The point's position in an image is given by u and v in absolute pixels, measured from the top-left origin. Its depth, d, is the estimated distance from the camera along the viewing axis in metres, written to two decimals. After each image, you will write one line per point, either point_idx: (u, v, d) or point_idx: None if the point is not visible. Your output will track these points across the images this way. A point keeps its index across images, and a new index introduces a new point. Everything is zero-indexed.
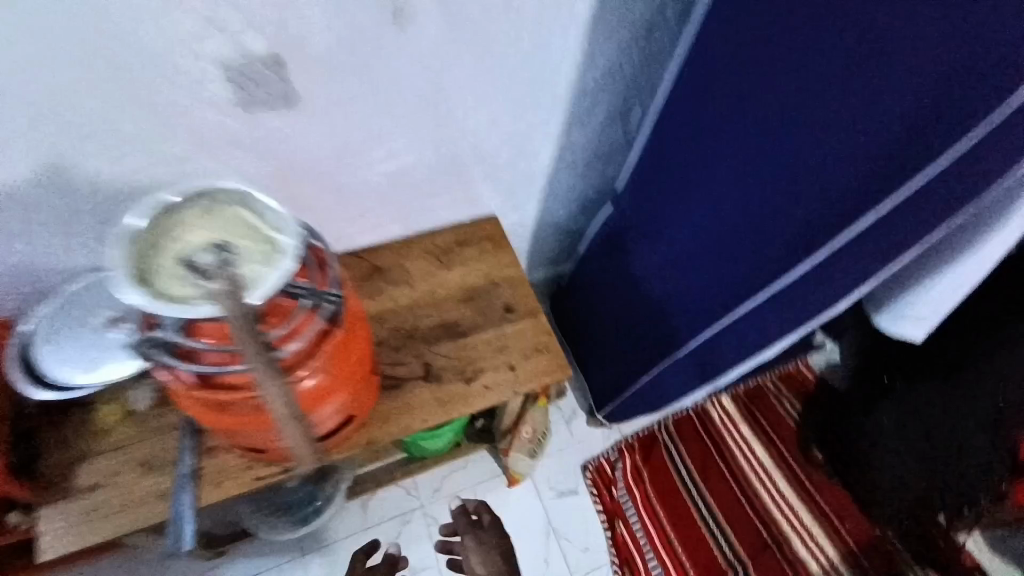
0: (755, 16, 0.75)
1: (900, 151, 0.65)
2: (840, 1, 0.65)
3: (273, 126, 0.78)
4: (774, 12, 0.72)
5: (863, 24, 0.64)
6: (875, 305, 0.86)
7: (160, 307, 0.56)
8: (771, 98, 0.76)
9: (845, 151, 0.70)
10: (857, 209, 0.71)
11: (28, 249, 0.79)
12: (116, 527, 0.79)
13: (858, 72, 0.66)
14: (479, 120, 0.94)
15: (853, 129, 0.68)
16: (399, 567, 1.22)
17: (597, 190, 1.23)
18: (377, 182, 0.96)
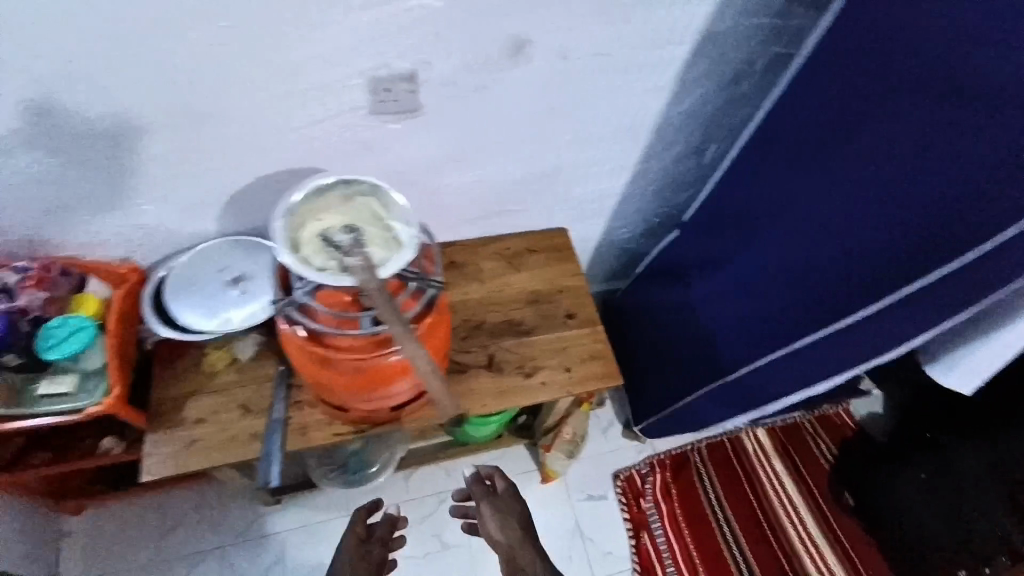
0: (835, 80, 0.83)
1: (969, 211, 0.70)
2: (924, 72, 0.72)
3: (394, 130, 0.90)
4: (854, 79, 0.80)
5: (945, 76, 0.70)
6: (927, 356, 0.89)
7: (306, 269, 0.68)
8: (847, 152, 0.83)
9: (914, 208, 0.76)
10: (921, 262, 0.76)
11: (175, 210, 0.92)
12: (212, 459, 0.90)
13: (937, 117, 0.72)
14: (569, 142, 1.04)
15: (926, 181, 0.74)
16: (398, 525, 1.14)
17: (661, 217, 1.32)
18: (468, 187, 1.06)
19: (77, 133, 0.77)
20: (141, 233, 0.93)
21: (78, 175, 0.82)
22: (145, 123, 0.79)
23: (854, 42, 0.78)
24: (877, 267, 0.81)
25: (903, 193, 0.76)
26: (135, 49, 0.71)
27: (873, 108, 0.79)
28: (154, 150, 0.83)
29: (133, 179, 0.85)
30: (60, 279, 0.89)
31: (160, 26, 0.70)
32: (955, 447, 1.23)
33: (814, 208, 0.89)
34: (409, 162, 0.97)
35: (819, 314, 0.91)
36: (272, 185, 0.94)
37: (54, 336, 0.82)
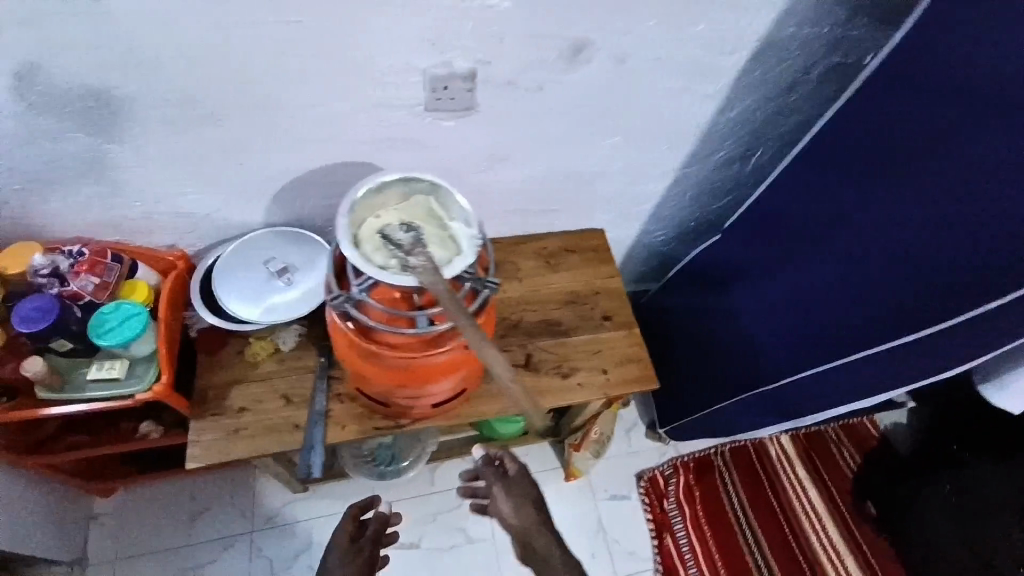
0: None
1: None
2: None
3: (447, 127, 0.90)
4: None
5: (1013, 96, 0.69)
6: (981, 375, 0.88)
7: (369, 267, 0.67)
8: None
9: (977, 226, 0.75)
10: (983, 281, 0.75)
11: (224, 200, 0.93)
12: (256, 448, 0.90)
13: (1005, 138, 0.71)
14: (616, 144, 1.04)
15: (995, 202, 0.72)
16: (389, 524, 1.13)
17: (697, 221, 1.32)
18: (512, 185, 1.07)
19: (140, 121, 0.78)
20: (191, 219, 0.94)
21: (137, 161, 0.82)
22: (205, 113, 0.79)
23: None
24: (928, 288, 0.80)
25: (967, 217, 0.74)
26: (204, 40, 0.71)
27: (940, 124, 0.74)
28: (211, 140, 0.83)
29: (188, 168, 0.86)
30: (113, 266, 0.86)
31: (231, 20, 0.70)
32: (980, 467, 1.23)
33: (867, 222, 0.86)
34: (457, 159, 0.97)
35: (872, 330, 0.88)
36: (321, 177, 0.94)
37: (107, 320, 0.82)
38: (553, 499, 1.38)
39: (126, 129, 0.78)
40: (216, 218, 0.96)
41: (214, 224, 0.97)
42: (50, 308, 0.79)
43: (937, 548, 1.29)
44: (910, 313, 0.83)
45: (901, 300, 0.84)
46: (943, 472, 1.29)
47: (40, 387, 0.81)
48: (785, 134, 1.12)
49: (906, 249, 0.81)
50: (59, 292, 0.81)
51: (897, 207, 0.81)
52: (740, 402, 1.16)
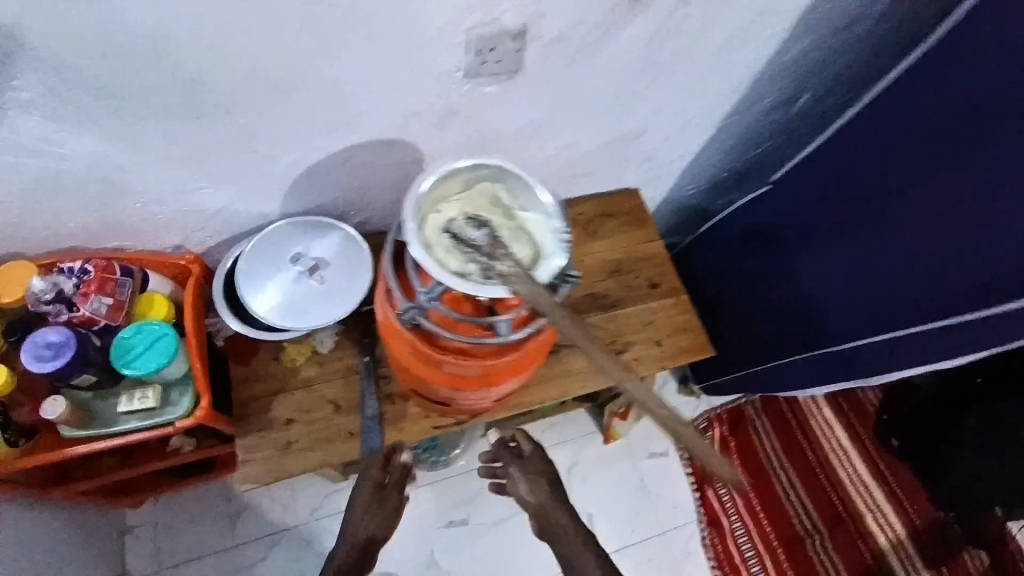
0: None
1: None
2: None
3: (488, 93, 0.79)
4: None
5: None
6: None
7: (455, 280, 0.58)
8: None
9: None
10: None
11: (238, 193, 0.81)
12: (313, 461, 0.85)
13: None
14: (662, 98, 0.95)
15: None
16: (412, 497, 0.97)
17: (731, 171, 1.24)
18: (551, 151, 0.97)
19: (141, 112, 0.64)
20: (201, 217, 0.82)
21: (138, 158, 0.70)
22: (217, 98, 0.66)
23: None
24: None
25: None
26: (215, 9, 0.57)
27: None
28: (223, 128, 0.70)
29: (194, 160, 0.73)
30: (124, 281, 0.75)
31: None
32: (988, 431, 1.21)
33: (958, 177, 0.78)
34: (494, 128, 0.86)
35: (935, 302, 0.83)
36: (346, 159, 0.82)
37: (130, 346, 0.73)
38: (593, 462, 1.38)
39: (122, 122, 0.65)
40: (227, 215, 0.84)
41: (226, 221, 0.85)
42: (65, 342, 0.69)
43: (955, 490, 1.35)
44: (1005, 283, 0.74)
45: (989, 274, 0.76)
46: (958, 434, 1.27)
47: (64, 426, 0.72)
48: (838, 75, 1.03)
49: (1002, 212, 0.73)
50: (69, 318, 0.72)
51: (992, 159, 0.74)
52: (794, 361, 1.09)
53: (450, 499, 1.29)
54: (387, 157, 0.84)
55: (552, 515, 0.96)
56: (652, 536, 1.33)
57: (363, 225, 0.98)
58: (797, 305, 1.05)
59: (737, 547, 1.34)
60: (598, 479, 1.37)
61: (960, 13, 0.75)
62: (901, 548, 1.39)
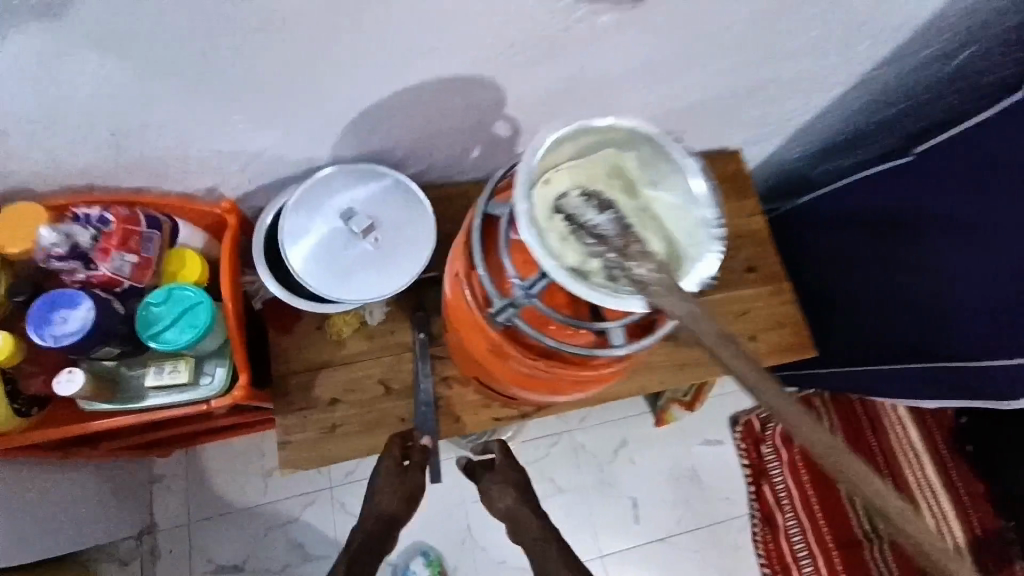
0: None
1: None
2: None
3: (598, 24, 0.61)
4: None
5: None
6: None
7: (578, 285, 0.44)
8: None
9: None
10: None
11: (280, 134, 0.66)
12: (360, 447, 0.76)
13: None
14: (806, 41, 0.75)
15: None
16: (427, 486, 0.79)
17: (847, 135, 1.03)
18: (656, 103, 0.79)
19: (171, 25, 0.48)
20: (237, 159, 0.68)
21: (166, 86, 0.55)
22: (270, 14, 0.50)
23: None
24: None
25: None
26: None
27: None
28: (273, 53, 0.54)
29: (228, 93, 0.58)
30: (150, 236, 0.63)
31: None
32: None
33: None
34: (596, 70, 0.68)
35: None
36: (413, 101, 0.66)
37: (158, 316, 0.62)
38: (642, 447, 1.29)
39: (147, 38, 0.49)
40: (267, 158, 0.70)
41: (264, 165, 0.71)
42: (84, 308, 0.58)
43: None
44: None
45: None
46: None
47: (83, 400, 0.63)
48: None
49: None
50: (87, 277, 0.61)
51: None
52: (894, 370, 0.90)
53: None
54: (463, 99, 0.68)
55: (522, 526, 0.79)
56: (699, 528, 1.26)
57: (421, 176, 0.83)
58: (923, 305, 0.85)
59: (790, 545, 1.27)
60: (647, 464, 1.28)
61: None
62: None
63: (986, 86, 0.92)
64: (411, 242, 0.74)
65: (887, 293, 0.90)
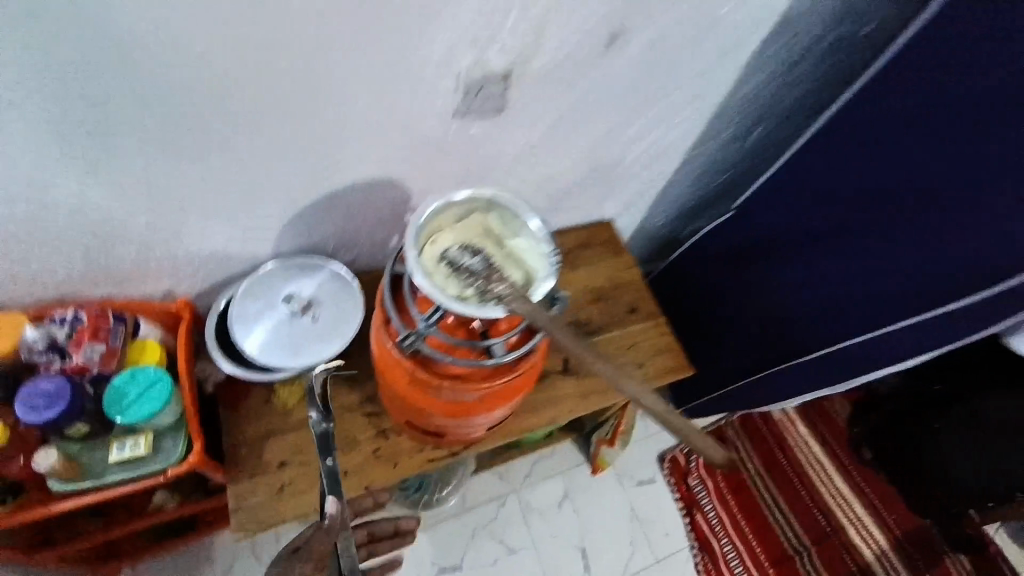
0: (910, 73, 0.82)
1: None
2: (993, 68, 0.74)
3: (474, 132, 0.84)
4: (931, 69, 0.80)
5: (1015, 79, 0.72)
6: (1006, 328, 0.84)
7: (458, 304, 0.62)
8: (915, 149, 0.85)
9: (993, 207, 0.77)
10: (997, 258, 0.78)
11: (231, 234, 0.83)
12: (307, 506, 0.83)
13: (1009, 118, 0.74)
14: (631, 137, 1.03)
15: (1000, 184, 0.76)
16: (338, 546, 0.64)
17: (693, 197, 1.31)
18: (533, 184, 1.02)
19: (144, 149, 0.66)
20: (192, 259, 0.84)
21: (141, 201, 0.72)
22: (222, 136, 0.69)
23: (932, 47, 0.79)
24: (987, 259, 0.79)
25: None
26: (223, 53, 0.60)
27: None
28: (223, 165, 0.72)
29: (188, 205, 0.75)
30: (117, 328, 0.75)
31: (262, 24, 0.59)
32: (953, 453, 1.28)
33: (919, 181, 0.84)
34: (480, 163, 0.91)
35: None
36: (341, 198, 0.86)
37: (123, 394, 0.73)
38: (585, 495, 1.39)
39: (128, 167, 0.67)
40: (221, 258, 0.87)
41: (219, 263, 0.87)
42: (58, 392, 0.69)
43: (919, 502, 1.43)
44: (967, 284, 0.82)
45: (966, 267, 0.81)
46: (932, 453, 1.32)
47: (53, 480, 0.71)
48: (785, 110, 1.13)
49: (973, 212, 0.79)
50: (61, 367, 0.72)
51: (945, 161, 0.81)
52: None
53: (443, 540, 1.28)
54: (378, 195, 0.89)
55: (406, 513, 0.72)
56: (647, 568, 1.33)
57: (351, 262, 1.01)
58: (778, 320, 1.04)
59: (730, 569, 1.37)
60: (590, 509, 1.37)
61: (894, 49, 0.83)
62: (885, 559, 1.42)
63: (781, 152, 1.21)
64: (343, 314, 0.90)
65: (756, 312, 1.14)
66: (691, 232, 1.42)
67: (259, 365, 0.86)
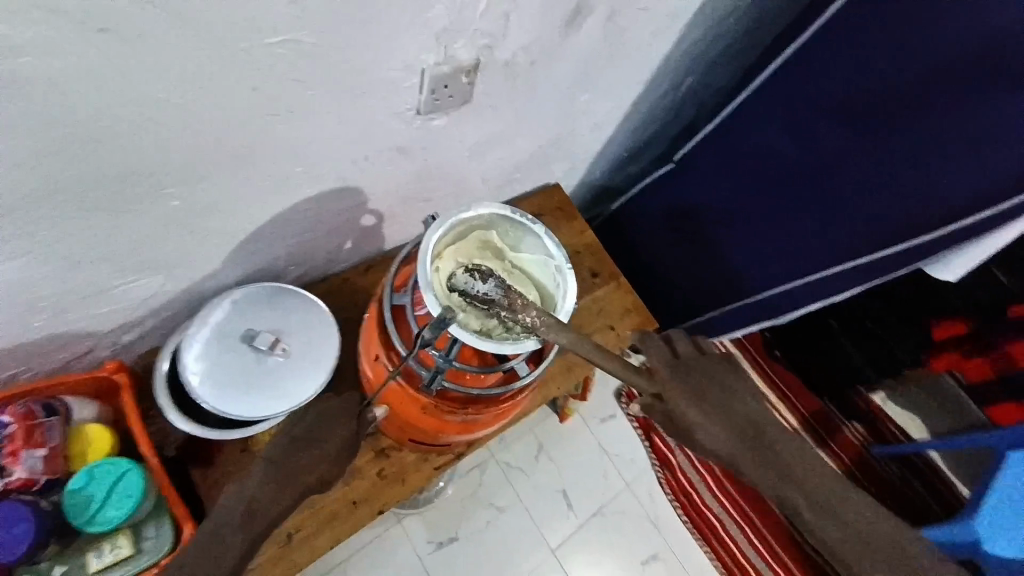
0: (848, 31, 0.83)
1: None
2: (920, 29, 0.77)
3: (437, 126, 0.75)
4: (860, 28, 0.82)
5: (936, 40, 0.76)
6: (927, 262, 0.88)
7: (493, 344, 0.60)
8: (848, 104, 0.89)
9: None
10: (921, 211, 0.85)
11: (161, 279, 0.70)
12: (324, 545, 0.80)
13: None
14: (584, 103, 0.97)
15: None
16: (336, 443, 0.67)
17: (632, 149, 1.31)
18: (491, 167, 0.95)
19: (38, 209, 0.52)
20: (117, 314, 0.70)
21: (43, 266, 0.58)
22: (148, 180, 0.56)
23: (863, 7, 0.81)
24: (911, 209, 0.85)
25: (963, 134, 0.77)
26: (150, 85, 0.48)
27: (923, 49, 0.77)
28: (144, 209, 0.59)
29: (102, 260, 0.61)
30: (51, 423, 0.67)
31: (197, 44, 0.47)
32: (856, 342, 1.52)
33: None
34: (441, 156, 0.82)
35: (816, 254, 0.99)
36: (293, 217, 0.74)
37: (88, 498, 0.66)
38: (558, 444, 1.46)
39: (19, 234, 0.53)
40: (152, 304, 0.73)
41: (151, 310, 0.73)
42: (19, 515, 0.63)
43: (821, 388, 1.63)
44: (898, 234, 0.88)
45: (895, 221, 0.87)
46: (843, 343, 1.53)
47: None
48: (720, 56, 1.13)
49: None
50: (4, 484, 0.64)
51: None
52: (721, 313, 1.20)
53: (438, 517, 1.31)
54: (334, 206, 0.77)
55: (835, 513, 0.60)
56: (620, 493, 1.45)
57: (302, 276, 0.90)
58: (733, 261, 1.13)
59: (686, 475, 1.49)
60: (565, 455, 1.45)
61: (830, 9, 0.84)
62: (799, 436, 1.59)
63: (714, 97, 1.23)
64: (319, 343, 0.81)
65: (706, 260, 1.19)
66: (630, 180, 1.43)
67: (234, 421, 0.76)
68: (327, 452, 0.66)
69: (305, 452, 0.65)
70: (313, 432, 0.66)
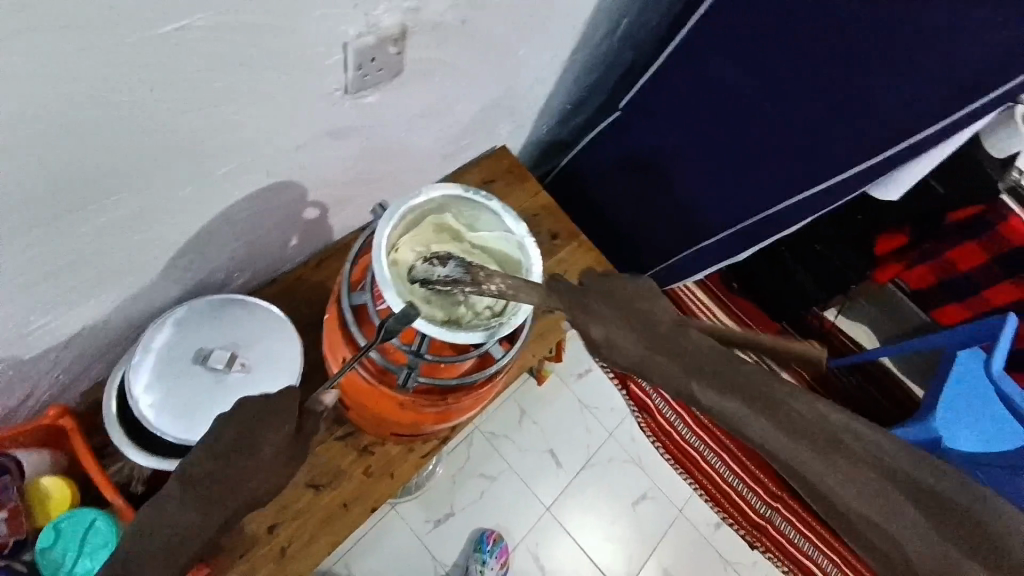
0: None
1: None
2: None
3: (369, 102, 0.69)
4: None
5: None
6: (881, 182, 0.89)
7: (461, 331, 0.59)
8: None
9: None
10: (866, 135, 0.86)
11: (90, 310, 0.63)
12: (321, 552, 0.79)
13: None
14: (522, 57, 0.92)
15: None
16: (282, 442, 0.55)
17: (576, 101, 1.26)
18: (433, 138, 0.89)
19: None
20: (45, 355, 0.63)
21: None
22: (52, 205, 0.49)
23: None
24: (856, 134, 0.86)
25: (901, 53, 0.78)
26: (30, 101, 0.41)
27: None
28: (55, 238, 0.52)
29: (15, 300, 0.54)
30: (4, 482, 0.63)
31: (72, 49, 0.40)
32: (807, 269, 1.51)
33: None
34: (379, 134, 0.76)
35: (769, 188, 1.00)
36: (226, 223, 0.68)
37: (60, 558, 0.63)
38: (539, 406, 1.47)
39: None
40: (86, 337, 0.67)
41: (85, 344, 0.67)
42: None
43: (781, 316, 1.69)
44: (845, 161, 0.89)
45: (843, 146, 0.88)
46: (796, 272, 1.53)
47: None
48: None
49: None
50: None
51: None
52: (683, 256, 1.21)
53: (432, 496, 1.32)
54: (270, 203, 0.71)
55: (845, 450, 0.42)
56: (605, 442, 1.49)
57: (248, 282, 0.84)
58: (689, 204, 1.13)
59: (665, 416, 1.53)
60: (547, 415, 1.47)
61: None
62: None
63: (653, 37, 1.19)
64: (279, 351, 0.76)
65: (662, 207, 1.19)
66: (577, 132, 1.39)
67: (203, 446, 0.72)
68: (276, 454, 0.54)
69: (248, 460, 0.53)
70: (250, 433, 0.54)
